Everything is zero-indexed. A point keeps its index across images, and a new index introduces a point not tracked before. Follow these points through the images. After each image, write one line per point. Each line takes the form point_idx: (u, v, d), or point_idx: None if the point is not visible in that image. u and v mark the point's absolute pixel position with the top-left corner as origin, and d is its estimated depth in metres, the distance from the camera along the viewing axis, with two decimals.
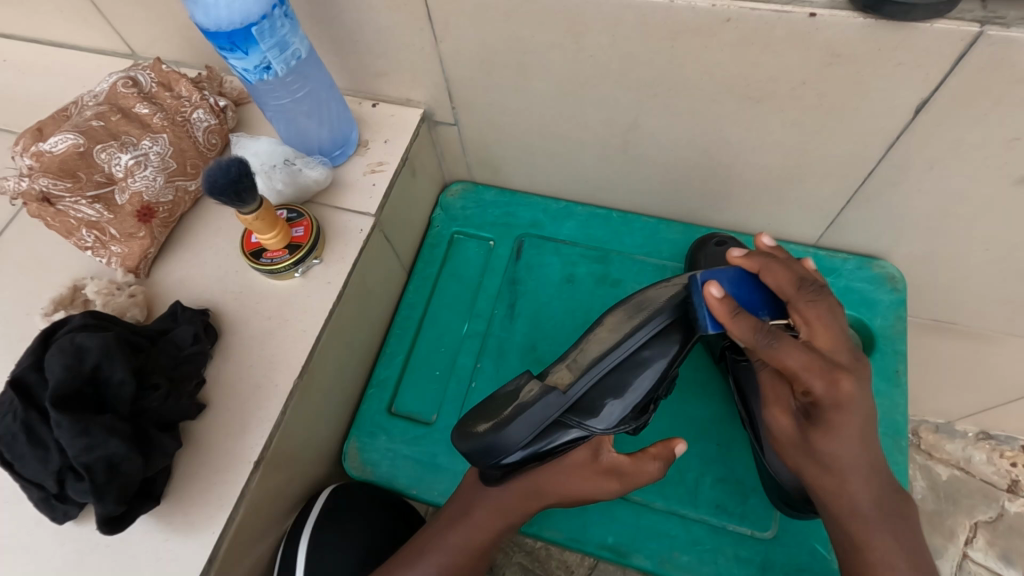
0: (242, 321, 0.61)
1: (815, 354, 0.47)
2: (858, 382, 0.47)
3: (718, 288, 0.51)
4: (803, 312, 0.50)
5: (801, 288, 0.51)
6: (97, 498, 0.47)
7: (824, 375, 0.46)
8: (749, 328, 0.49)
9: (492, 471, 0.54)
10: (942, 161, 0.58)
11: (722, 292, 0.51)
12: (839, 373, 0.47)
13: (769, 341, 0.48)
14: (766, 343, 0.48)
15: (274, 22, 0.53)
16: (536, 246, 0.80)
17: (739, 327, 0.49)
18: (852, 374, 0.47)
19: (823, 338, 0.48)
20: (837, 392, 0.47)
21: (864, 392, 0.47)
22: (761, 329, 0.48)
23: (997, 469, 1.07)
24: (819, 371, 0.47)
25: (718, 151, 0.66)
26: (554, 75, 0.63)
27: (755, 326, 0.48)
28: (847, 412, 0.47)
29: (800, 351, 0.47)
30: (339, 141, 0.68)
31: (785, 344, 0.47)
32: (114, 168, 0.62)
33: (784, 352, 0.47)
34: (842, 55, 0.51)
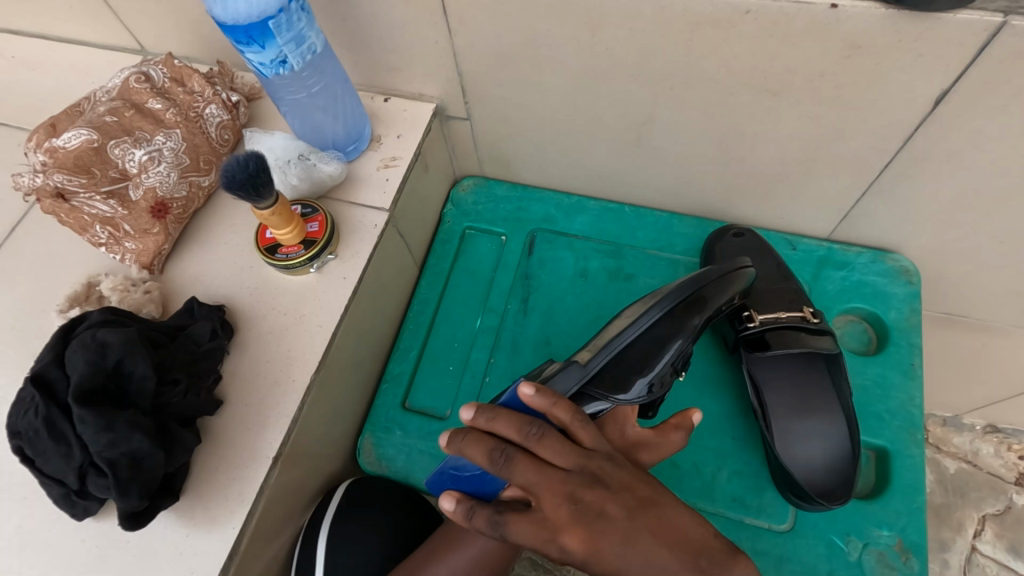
0: (258, 316, 0.61)
1: (545, 476, 0.42)
2: (669, 524, 0.42)
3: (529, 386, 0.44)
4: (542, 455, 0.43)
5: (524, 436, 0.43)
6: (119, 493, 0.47)
7: (564, 494, 0.41)
8: (481, 524, 0.42)
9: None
10: (960, 153, 0.58)
11: (454, 506, 0.43)
12: (563, 533, 0.40)
13: (503, 463, 0.42)
14: (502, 464, 0.42)
15: (291, 16, 0.53)
16: (548, 241, 0.80)
17: (476, 450, 0.43)
18: (667, 529, 0.42)
19: (547, 493, 0.41)
20: (642, 494, 0.43)
21: (633, 535, 0.40)
22: (522, 439, 0.43)
23: (1005, 462, 1.07)
24: (550, 493, 0.41)
25: (733, 145, 0.66)
26: (570, 68, 0.62)
27: (524, 423, 0.44)
28: (598, 559, 0.40)
29: (527, 525, 0.41)
30: (353, 136, 0.68)
31: (512, 522, 0.41)
32: (128, 164, 0.62)
33: (511, 475, 0.42)
34: (863, 46, 0.51)
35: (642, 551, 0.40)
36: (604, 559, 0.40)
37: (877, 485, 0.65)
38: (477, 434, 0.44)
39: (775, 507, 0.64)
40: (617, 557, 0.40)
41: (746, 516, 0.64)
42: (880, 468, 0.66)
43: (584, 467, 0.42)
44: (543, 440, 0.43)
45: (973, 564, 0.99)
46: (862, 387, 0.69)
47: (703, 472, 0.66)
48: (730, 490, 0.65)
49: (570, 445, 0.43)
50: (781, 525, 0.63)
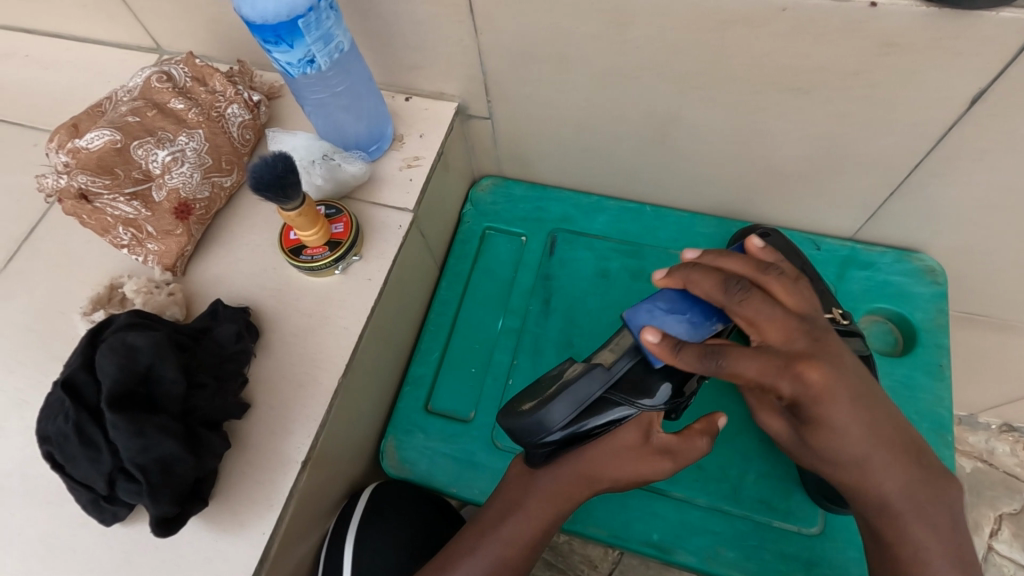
0: (282, 319, 0.61)
1: (776, 317, 0.45)
2: (826, 368, 0.44)
3: (654, 329, 0.47)
4: None
5: None
6: (151, 498, 0.47)
7: (784, 330, 0.45)
8: (691, 359, 0.45)
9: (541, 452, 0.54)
10: (995, 152, 0.57)
11: (659, 338, 0.47)
12: (798, 363, 0.43)
13: (738, 293, 0.46)
14: None
15: (320, 15, 0.52)
16: (569, 241, 0.79)
17: (704, 282, 0.49)
18: (813, 360, 0.44)
19: (777, 335, 0.45)
20: (805, 344, 0.44)
21: (839, 377, 0.44)
22: (755, 273, 0.49)
23: (1020, 461, 1.06)
24: (780, 331, 0.45)
25: (760, 144, 0.66)
26: (596, 66, 0.62)
27: None
28: (827, 408, 0.44)
29: (757, 360, 0.44)
30: (375, 136, 0.68)
31: (730, 354, 0.44)
32: (151, 165, 0.61)
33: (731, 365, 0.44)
34: (901, 45, 0.50)
35: (871, 412, 0.45)
36: (833, 415, 0.44)
37: None
38: (692, 345, 0.46)
39: (803, 509, 0.63)
40: (843, 413, 0.44)
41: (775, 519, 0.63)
42: None
43: None
44: (777, 282, 0.48)
45: (990, 563, 0.99)
46: (891, 388, 0.68)
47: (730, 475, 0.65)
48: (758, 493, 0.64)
49: (802, 287, 0.48)
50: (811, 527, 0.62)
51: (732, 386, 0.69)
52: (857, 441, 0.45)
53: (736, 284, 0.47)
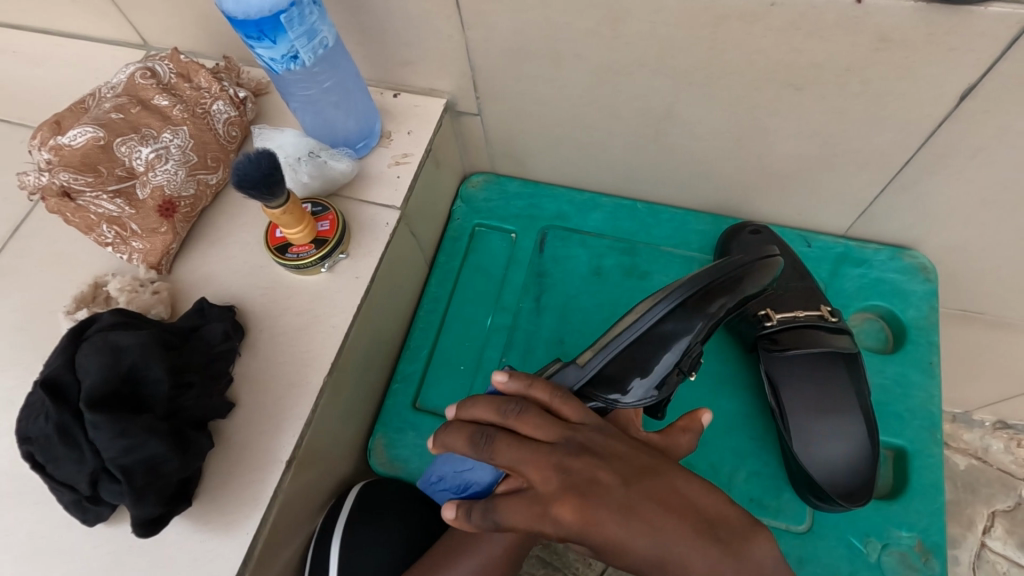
0: (270, 317, 0.60)
1: (526, 451, 0.43)
2: (627, 487, 0.40)
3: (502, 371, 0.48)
4: (503, 462, 0.43)
5: (502, 414, 0.45)
6: (136, 499, 0.46)
7: (541, 469, 0.42)
8: (479, 520, 0.43)
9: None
10: (986, 148, 0.57)
11: (456, 511, 0.44)
12: (553, 505, 0.41)
13: (484, 443, 0.44)
14: (484, 446, 0.44)
15: (303, 9, 0.51)
16: (561, 238, 0.79)
17: (457, 437, 0.46)
18: (570, 499, 0.40)
19: (535, 468, 0.42)
20: (561, 479, 0.41)
21: (598, 506, 0.40)
22: (502, 416, 0.45)
23: (1015, 458, 1.06)
24: (537, 468, 0.42)
25: (751, 140, 0.65)
26: (587, 62, 0.61)
27: (500, 404, 0.45)
28: (613, 535, 0.39)
29: (519, 507, 0.41)
30: (364, 133, 0.67)
31: (502, 508, 0.42)
32: (135, 162, 0.61)
33: (498, 443, 0.44)
34: (892, 40, 0.49)
35: (642, 519, 0.39)
36: (611, 536, 0.39)
37: (896, 485, 0.64)
38: (462, 424, 0.46)
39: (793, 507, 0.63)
40: (631, 538, 0.39)
41: (765, 517, 0.63)
42: (900, 467, 0.65)
43: (551, 456, 0.42)
44: (522, 415, 0.45)
45: (984, 561, 0.98)
46: (882, 386, 0.68)
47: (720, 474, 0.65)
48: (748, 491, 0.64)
49: (566, 397, 0.46)
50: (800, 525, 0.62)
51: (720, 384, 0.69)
52: (644, 551, 0.39)
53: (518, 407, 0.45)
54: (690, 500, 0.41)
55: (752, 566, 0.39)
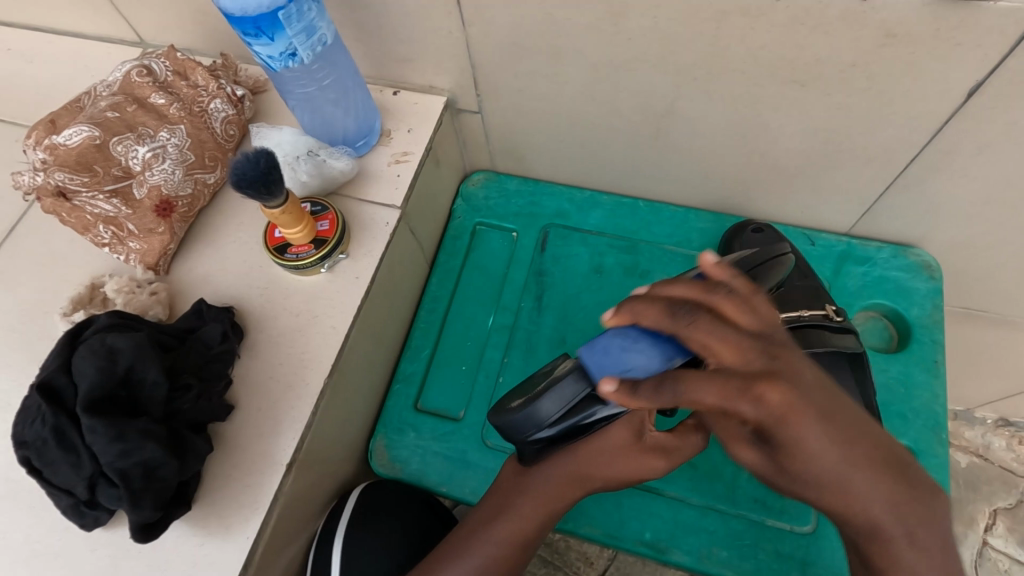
0: (269, 318, 0.60)
1: (732, 333, 0.38)
2: (788, 388, 0.38)
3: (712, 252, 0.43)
4: (694, 339, 0.39)
5: (635, 393, 0.40)
6: (132, 504, 0.46)
7: (739, 351, 0.38)
8: (649, 395, 0.39)
9: (531, 449, 0.53)
10: (992, 146, 0.56)
11: (617, 386, 0.41)
12: (757, 385, 0.38)
13: (675, 350, 0.39)
14: (647, 395, 0.39)
15: (301, 6, 0.51)
16: (562, 237, 0.78)
17: (650, 309, 0.41)
18: (775, 380, 0.38)
19: (728, 350, 0.39)
20: (767, 362, 0.38)
21: (806, 399, 0.38)
22: (625, 382, 0.40)
23: (1017, 456, 1.06)
24: (734, 349, 0.38)
25: (755, 137, 0.64)
26: (589, 59, 0.60)
27: (631, 384, 0.40)
28: (796, 429, 0.38)
29: (707, 385, 0.38)
30: (363, 130, 0.66)
31: (687, 379, 0.38)
32: (131, 161, 0.60)
33: (695, 334, 0.39)
34: (898, 35, 0.49)
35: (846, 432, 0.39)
36: (803, 437, 0.38)
37: None
38: (654, 298, 0.42)
39: (797, 508, 0.62)
40: (812, 434, 0.38)
41: (769, 518, 0.62)
42: None
43: (749, 360, 0.38)
44: (726, 297, 0.40)
45: (985, 559, 0.98)
46: (885, 385, 0.67)
47: (724, 474, 0.64)
48: (752, 492, 0.63)
49: (759, 301, 0.40)
50: (804, 526, 0.62)
51: None
52: (833, 464, 0.39)
53: (730, 297, 0.40)
54: (884, 444, 0.41)
55: (848, 485, 0.40)
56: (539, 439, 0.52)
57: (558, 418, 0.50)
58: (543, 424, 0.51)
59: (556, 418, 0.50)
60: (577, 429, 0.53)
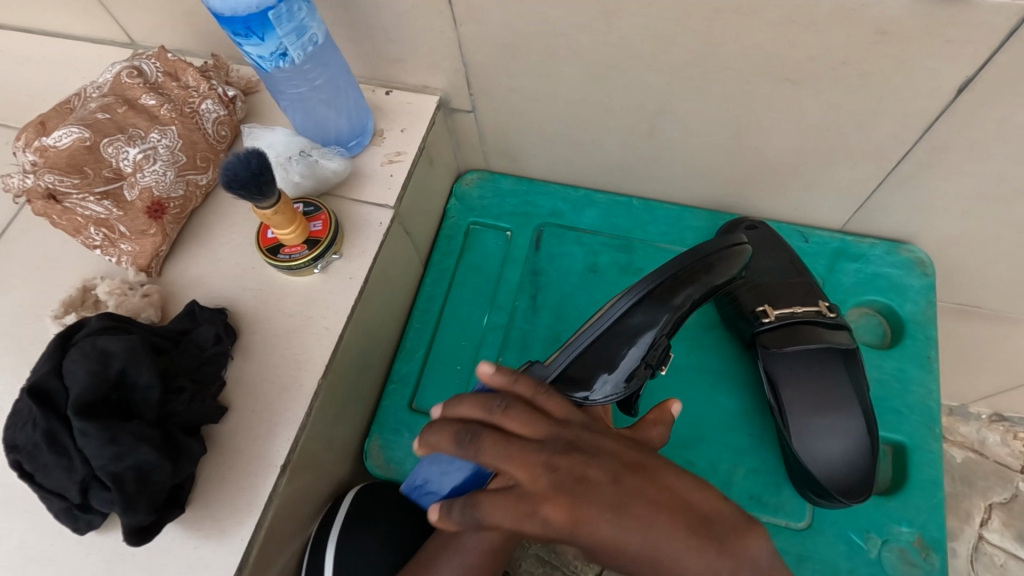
0: (261, 319, 0.59)
1: (515, 449, 0.40)
2: None
3: (488, 363, 0.44)
4: (485, 460, 0.40)
5: (486, 410, 0.42)
6: (125, 508, 0.45)
7: (529, 468, 0.39)
8: (460, 517, 0.39)
9: None
10: (983, 142, 0.56)
11: (439, 512, 0.40)
12: (541, 505, 0.37)
13: (469, 443, 0.41)
14: (470, 442, 0.41)
15: (291, 5, 0.50)
16: (557, 235, 0.78)
17: (444, 439, 0.42)
18: (562, 505, 0.37)
19: (524, 467, 0.39)
20: (549, 479, 0.38)
21: None
22: (486, 414, 0.42)
23: (1011, 451, 1.06)
24: (525, 468, 0.39)
25: (747, 135, 0.64)
26: (581, 57, 0.60)
27: (484, 400, 0.42)
28: None
29: (502, 503, 0.38)
30: (356, 131, 0.66)
31: (483, 504, 0.38)
32: (122, 163, 0.60)
33: (483, 451, 0.40)
34: (889, 33, 0.49)
35: (634, 516, 0.37)
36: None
37: (895, 481, 0.64)
38: (449, 422, 0.42)
39: (793, 504, 0.62)
40: None
41: (765, 514, 0.62)
42: (898, 463, 0.65)
43: (547, 473, 0.38)
44: (551, 400, 0.43)
45: (981, 553, 0.98)
46: (879, 380, 0.67)
47: (719, 471, 0.64)
48: (747, 488, 0.63)
49: (558, 394, 0.44)
50: (799, 522, 0.62)
51: (719, 381, 0.68)
52: None
53: (535, 402, 0.42)
54: None
55: None
56: None
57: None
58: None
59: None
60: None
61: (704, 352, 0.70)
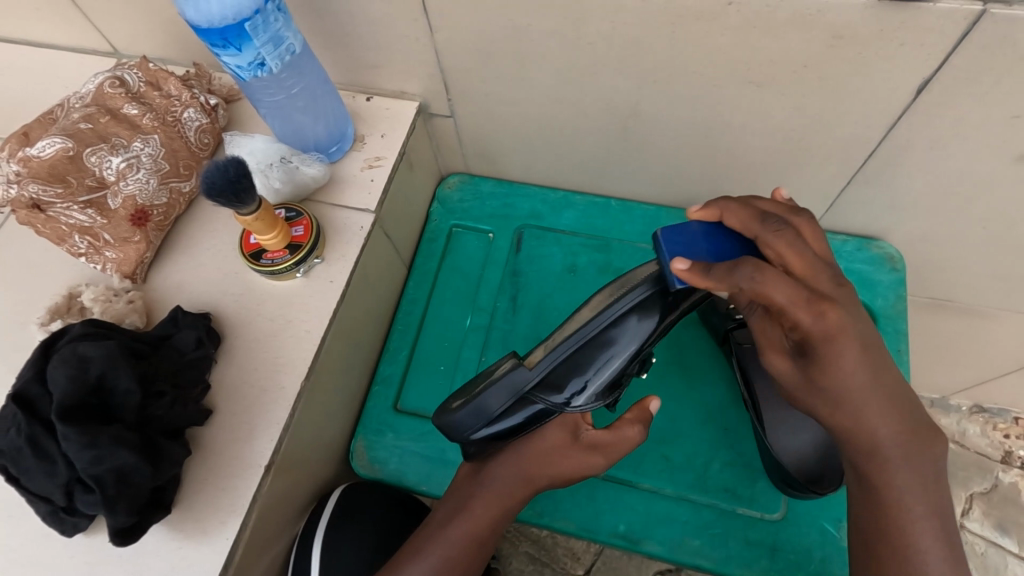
0: (245, 323, 0.61)
1: (807, 285, 0.43)
2: (845, 313, 0.42)
3: (682, 260, 0.46)
4: (772, 243, 0.46)
5: (748, 240, 0.46)
6: (107, 509, 0.47)
7: (796, 295, 0.43)
8: (721, 275, 0.45)
9: (475, 445, 0.57)
10: (944, 141, 0.58)
11: (689, 266, 0.46)
12: (791, 311, 0.43)
13: (747, 267, 0.43)
14: (752, 272, 0.43)
15: (267, 17, 0.52)
16: (537, 237, 0.79)
17: (734, 216, 0.49)
18: (836, 303, 0.43)
19: (801, 266, 0.45)
20: (813, 313, 0.43)
21: (858, 327, 0.43)
22: (759, 221, 0.48)
23: (991, 441, 1.08)
24: (804, 305, 0.43)
25: (718, 136, 0.66)
26: (553, 62, 0.62)
27: (757, 215, 0.48)
28: (838, 347, 0.43)
29: (782, 284, 0.43)
30: (336, 136, 0.67)
31: (766, 281, 0.43)
32: (105, 172, 0.61)
33: (766, 286, 0.43)
34: (847, 36, 0.51)
35: (885, 389, 0.45)
36: (852, 383, 0.44)
37: None
38: (743, 210, 0.49)
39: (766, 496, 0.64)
40: (849, 359, 0.43)
41: (739, 507, 0.64)
42: None
43: (806, 290, 0.43)
44: (808, 223, 0.48)
45: (961, 543, 1.00)
46: None
47: (696, 464, 0.66)
48: (723, 481, 0.65)
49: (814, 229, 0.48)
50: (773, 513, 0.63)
51: (695, 377, 0.70)
52: (861, 385, 0.44)
53: (782, 225, 0.47)
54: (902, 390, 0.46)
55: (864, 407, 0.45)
56: (480, 437, 0.55)
57: (505, 414, 0.53)
58: (485, 422, 0.53)
59: (499, 417, 0.53)
60: (526, 425, 0.56)
61: (682, 349, 0.71)
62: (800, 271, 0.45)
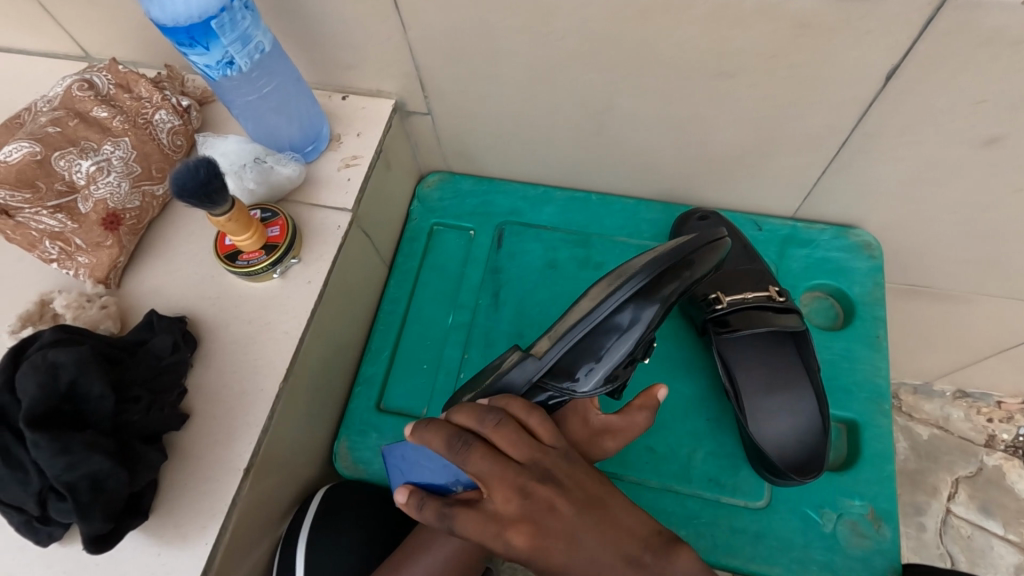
0: (222, 327, 0.60)
1: (499, 464, 0.41)
2: (538, 541, 0.40)
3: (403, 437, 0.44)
4: (473, 469, 0.41)
5: (451, 451, 0.42)
6: (81, 517, 0.45)
7: (529, 460, 0.42)
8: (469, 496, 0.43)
9: None
10: (914, 127, 0.58)
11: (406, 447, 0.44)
12: (507, 526, 0.41)
13: (460, 448, 0.42)
14: (458, 450, 0.42)
15: (234, 15, 0.51)
16: (517, 233, 0.79)
17: (435, 439, 0.42)
18: (554, 505, 0.41)
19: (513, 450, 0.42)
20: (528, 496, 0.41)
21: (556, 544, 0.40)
22: (478, 424, 0.43)
23: (974, 425, 1.09)
24: (501, 486, 0.41)
25: (693, 129, 0.66)
26: (525, 57, 0.62)
27: (451, 434, 0.42)
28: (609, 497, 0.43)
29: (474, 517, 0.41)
30: (311, 136, 0.67)
31: (473, 458, 0.41)
32: (75, 176, 0.60)
33: (471, 462, 0.42)
34: (812, 24, 0.51)
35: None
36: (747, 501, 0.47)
37: (848, 457, 0.66)
38: (444, 424, 0.43)
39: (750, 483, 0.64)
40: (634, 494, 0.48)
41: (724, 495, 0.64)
42: (851, 440, 0.67)
43: (513, 463, 0.41)
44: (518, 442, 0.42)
45: (948, 526, 1.01)
46: (830, 361, 0.70)
47: (680, 455, 0.66)
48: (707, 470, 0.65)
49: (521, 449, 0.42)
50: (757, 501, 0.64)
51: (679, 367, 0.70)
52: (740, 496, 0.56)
53: (533, 444, 0.42)
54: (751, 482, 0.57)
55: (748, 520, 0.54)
56: None
57: None
58: None
59: None
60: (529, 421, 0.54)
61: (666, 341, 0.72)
62: (521, 464, 0.42)
